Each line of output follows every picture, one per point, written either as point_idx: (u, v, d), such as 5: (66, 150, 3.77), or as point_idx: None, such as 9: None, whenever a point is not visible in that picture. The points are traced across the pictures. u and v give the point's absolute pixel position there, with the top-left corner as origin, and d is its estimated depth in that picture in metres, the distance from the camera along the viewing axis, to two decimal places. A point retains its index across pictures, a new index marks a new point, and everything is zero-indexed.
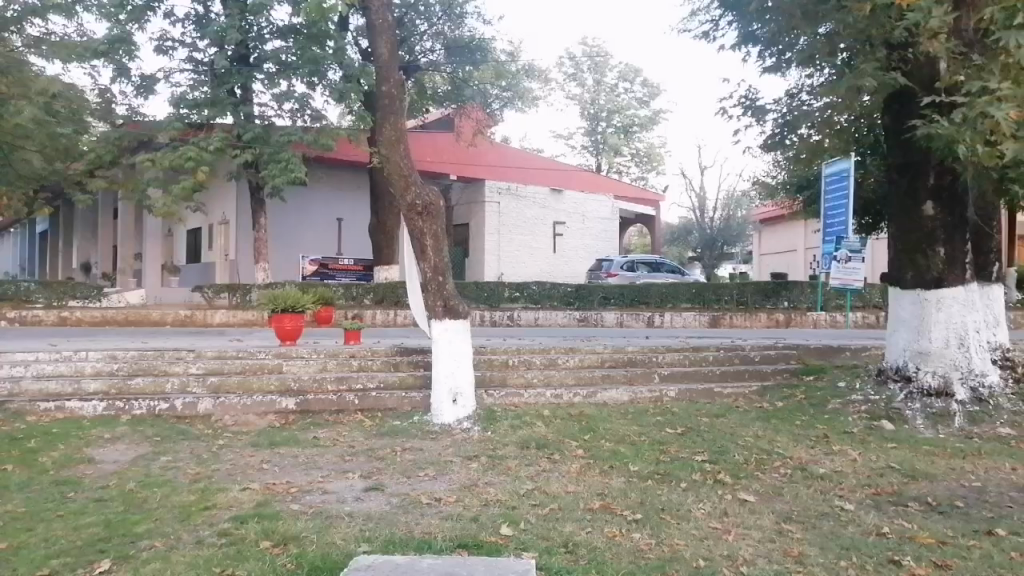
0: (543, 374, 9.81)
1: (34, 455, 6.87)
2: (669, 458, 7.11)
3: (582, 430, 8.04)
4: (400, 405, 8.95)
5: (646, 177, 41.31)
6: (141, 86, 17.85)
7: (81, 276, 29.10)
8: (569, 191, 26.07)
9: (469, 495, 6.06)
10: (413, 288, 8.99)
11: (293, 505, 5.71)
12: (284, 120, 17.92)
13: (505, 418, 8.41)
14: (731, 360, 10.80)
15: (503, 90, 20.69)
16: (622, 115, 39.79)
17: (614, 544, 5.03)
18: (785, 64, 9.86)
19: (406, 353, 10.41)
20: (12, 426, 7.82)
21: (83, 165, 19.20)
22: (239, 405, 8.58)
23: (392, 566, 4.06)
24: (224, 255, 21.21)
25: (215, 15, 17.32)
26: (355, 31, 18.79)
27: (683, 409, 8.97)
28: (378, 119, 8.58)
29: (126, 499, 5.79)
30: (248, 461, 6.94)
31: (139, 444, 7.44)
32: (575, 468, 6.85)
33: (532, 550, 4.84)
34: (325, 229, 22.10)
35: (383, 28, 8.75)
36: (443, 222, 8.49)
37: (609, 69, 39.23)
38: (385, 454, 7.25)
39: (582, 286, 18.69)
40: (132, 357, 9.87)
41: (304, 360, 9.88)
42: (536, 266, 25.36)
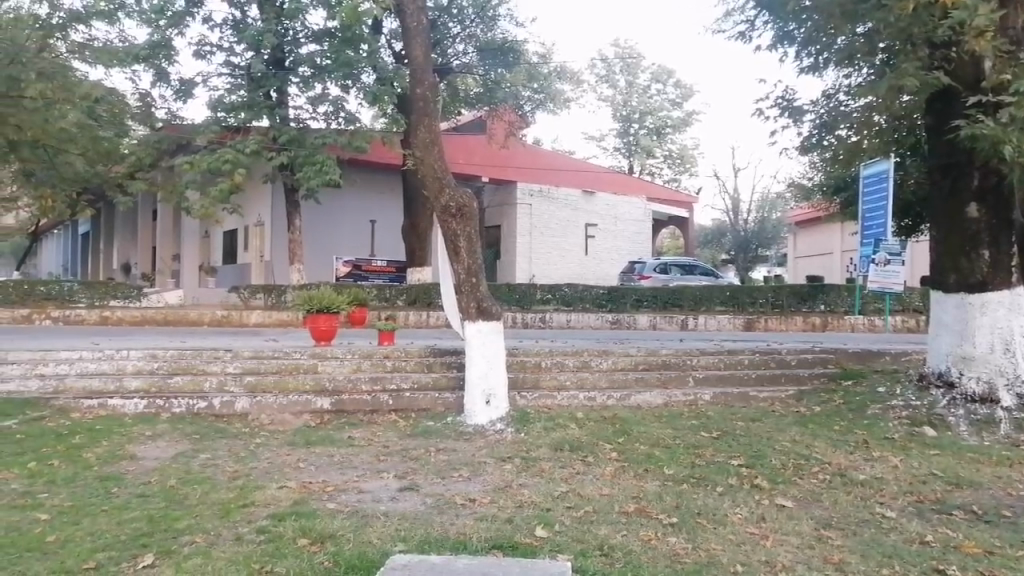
0: (577, 376, 9.79)
1: (79, 451, 7.04)
2: (705, 462, 7.06)
3: (617, 432, 8.01)
4: (433, 406, 9.00)
5: (678, 179, 41.01)
6: (180, 90, 18.18)
7: (122, 276, 29.78)
8: (602, 193, 25.98)
9: (503, 496, 6.07)
10: (447, 289, 9.01)
11: (329, 504, 5.77)
12: (318, 123, 18.12)
13: (539, 420, 8.41)
14: (766, 364, 10.68)
15: (535, 92, 20.66)
16: (655, 117, 39.53)
17: (649, 548, 5.00)
18: (823, 64, 9.67)
19: (440, 354, 10.45)
20: (57, 422, 8.01)
21: (124, 168, 19.63)
22: (275, 405, 8.70)
23: (428, 566, 4.08)
24: (258, 255, 21.51)
25: (251, 20, 17.56)
26: (388, 35, 18.97)
27: (718, 413, 8.89)
28: (413, 122, 8.64)
29: (167, 495, 5.90)
30: (284, 460, 7.03)
31: (179, 441, 7.57)
32: (609, 471, 6.83)
33: (566, 552, 4.83)
34: (358, 230, 22.29)
35: (417, 30, 8.80)
36: (477, 224, 8.49)
37: (641, 70, 39.01)
38: (420, 455, 7.28)
39: (615, 289, 18.65)
40: (171, 356, 10.04)
41: (339, 361, 9.98)
42: (567, 267, 25.32)
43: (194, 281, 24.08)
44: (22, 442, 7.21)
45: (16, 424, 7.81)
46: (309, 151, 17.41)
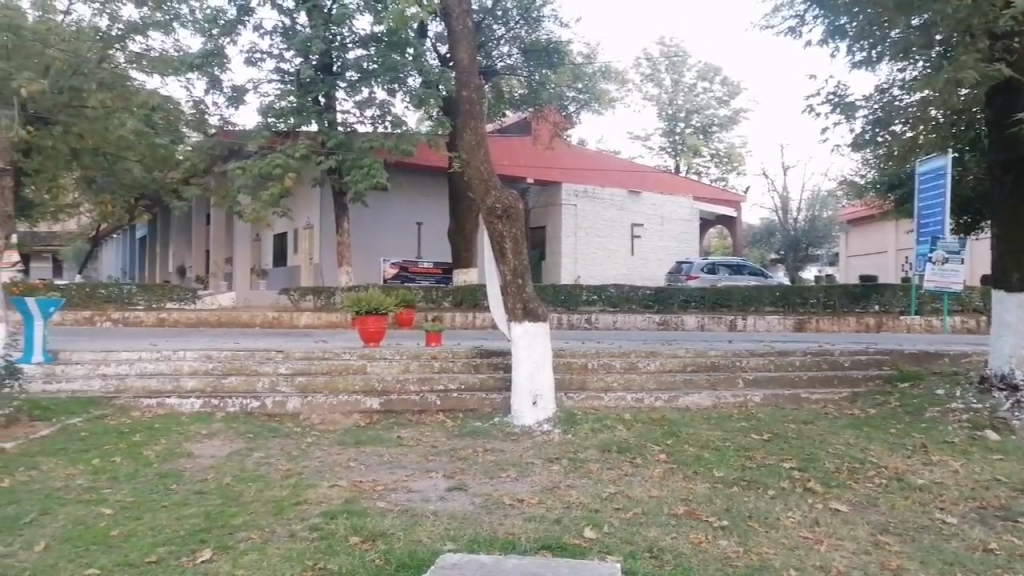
0: (624, 377, 9.74)
1: (140, 448, 7.27)
2: (756, 464, 6.96)
3: (665, 434, 7.94)
4: (481, 407, 9.06)
5: (726, 178, 40.43)
6: (232, 97, 18.63)
7: (177, 279, 30.60)
8: (648, 192, 25.76)
9: (551, 496, 6.08)
10: (493, 290, 9.04)
11: (379, 503, 5.85)
12: (366, 126, 18.36)
13: (586, 421, 8.39)
14: (819, 365, 10.48)
15: (581, 92, 20.63)
16: (701, 115, 39.02)
17: (700, 551, 4.95)
18: (877, 58, 9.38)
19: (486, 355, 10.52)
20: (118, 420, 8.28)
21: (179, 174, 20.21)
22: (326, 404, 8.86)
23: (479, 565, 4.12)
24: (308, 258, 21.90)
25: (300, 26, 17.87)
26: (433, 38, 19.16)
27: (769, 415, 8.75)
28: (458, 124, 8.70)
29: (223, 492, 6.05)
30: (335, 459, 7.15)
31: (233, 440, 7.75)
32: (658, 473, 6.78)
33: (616, 553, 4.82)
34: (404, 232, 22.52)
35: (463, 33, 8.86)
36: (523, 225, 8.51)
37: (687, 68, 38.55)
38: (467, 455, 7.34)
39: (662, 290, 18.47)
40: (226, 357, 10.29)
41: (387, 362, 10.12)
42: (613, 268, 25.19)
43: (246, 283, 24.62)
44: (87, 440, 7.49)
45: (81, 421, 8.10)
46: (357, 155, 17.69)
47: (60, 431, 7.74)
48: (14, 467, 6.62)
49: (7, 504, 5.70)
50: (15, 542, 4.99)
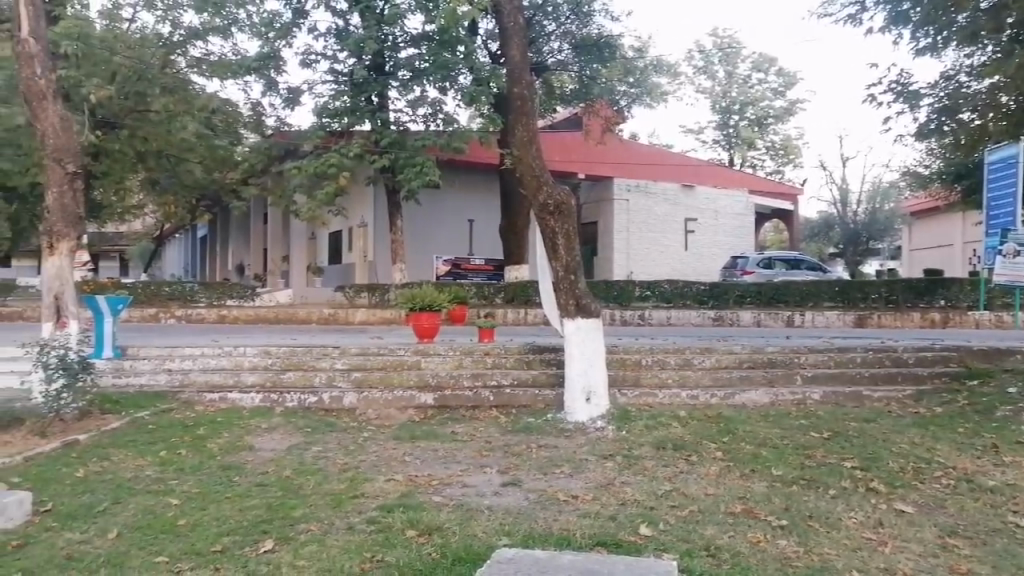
0: (678, 373, 9.63)
1: (204, 441, 7.49)
2: (816, 463, 6.81)
3: (720, 431, 7.83)
4: (534, 403, 9.06)
5: (782, 171, 39.56)
6: (288, 98, 19.00)
7: (237, 277, 31.42)
8: (702, 187, 25.38)
9: (606, 493, 6.06)
10: (545, 287, 9.03)
11: (434, 497, 5.91)
12: (418, 125, 18.53)
13: (640, 418, 8.33)
14: (881, 362, 10.19)
15: (631, 86, 20.36)
16: (756, 107, 38.20)
17: (758, 551, 4.86)
18: (943, 44, 9.03)
19: (539, 351, 10.53)
20: (182, 414, 8.54)
21: (237, 174, 20.71)
22: (381, 400, 8.98)
23: (533, 560, 4.13)
24: (362, 255, 22.24)
25: (353, 27, 18.10)
26: (484, 36, 19.23)
27: (828, 413, 8.53)
28: (510, 121, 8.70)
29: (283, 485, 6.20)
30: (391, 453, 7.25)
31: (292, 434, 7.92)
32: (713, 471, 6.68)
33: (672, 552, 4.77)
34: (456, 229, 22.67)
35: (514, 30, 8.85)
36: (576, 221, 8.48)
37: (741, 59, 37.81)
38: (521, 451, 7.34)
39: (717, 285, 18.18)
40: (284, 353, 10.52)
41: (441, 358, 10.22)
42: (666, 263, 24.91)
43: (303, 281, 25.14)
44: (155, 432, 7.75)
45: (148, 414, 8.40)
46: (409, 153, 17.87)
47: (130, 424, 8.04)
48: (87, 458, 6.90)
49: (82, 493, 5.95)
50: (90, 529, 5.20)
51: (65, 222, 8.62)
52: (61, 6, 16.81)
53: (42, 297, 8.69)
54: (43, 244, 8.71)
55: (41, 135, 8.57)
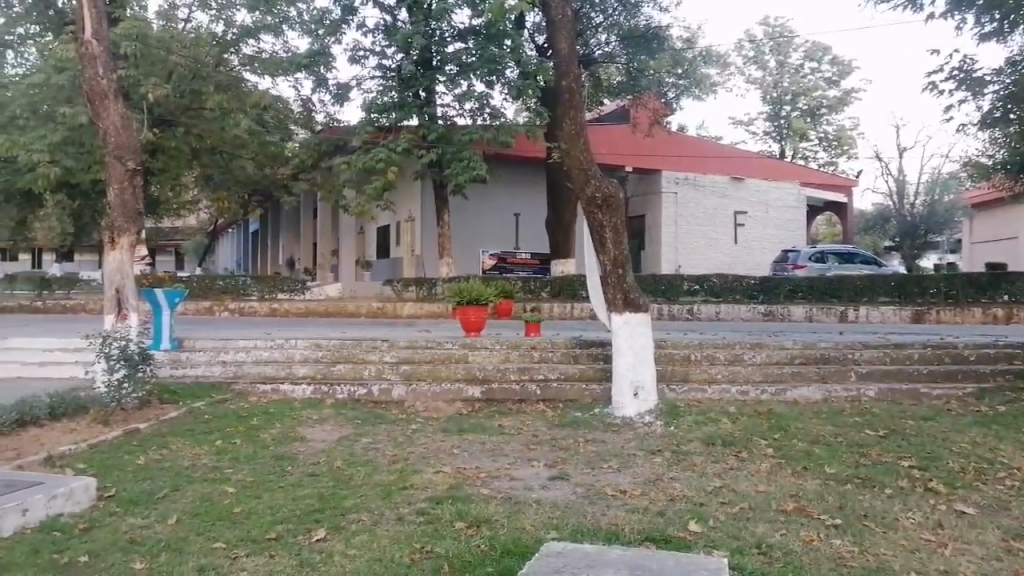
0: (728, 369, 9.50)
1: (258, 432, 7.67)
2: (872, 462, 6.64)
3: (771, 428, 7.71)
4: (581, 397, 9.05)
5: (835, 163, 38.59)
6: (337, 95, 19.26)
7: (287, 271, 32.02)
8: (752, 179, 24.93)
9: (654, 489, 6.01)
10: (593, 280, 8.98)
11: (483, 489, 5.94)
12: (465, 119, 18.58)
13: (689, 414, 8.25)
14: (939, 358, 9.90)
15: (680, 78, 20.05)
16: (809, 97, 37.33)
17: (811, 550, 4.77)
18: (1009, 29, 8.76)
19: (586, 345, 10.49)
20: (235, 404, 8.75)
21: (287, 169, 21.08)
22: (429, 393, 9.09)
23: (582, 555, 4.11)
24: (410, 249, 22.45)
25: (401, 23, 18.22)
26: (531, 29, 19.22)
27: (884, 411, 8.31)
28: (559, 114, 8.65)
29: (334, 475, 6.32)
30: (440, 446, 7.31)
31: (342, 426, 8.06)
32: (765, 468, 6.57)
33: (723, 548, 4.71)
34: (503, 223, 22.72)
35: (563, 23, 8.79)
36: (624, 214, 8.40)
37: (793, 48, 36.97)
38: (569, 445, 7.33)
39: (768, 279, 17.82)
40: (334, 345, 10.71)
41: (488, 352, 10.29)
42: (715, 257, 24.56)
43: (351, 275, 25.49)
44: (210, 423, 7.96)
45: (204, 405, 8.63)
46: (456, 148, 17.99)
47: (187, 414, 8.27)
48: (147, 446, 7.12)
49: (144, 480, 6.15)
50: (151, 515, 5.37)
51: (125, 217, 8.92)
52: (121, 8, 17.35)
53: (103, 289, 8.91)
54: (104, 238, 8.97)
55: (102, 133, 8.86)
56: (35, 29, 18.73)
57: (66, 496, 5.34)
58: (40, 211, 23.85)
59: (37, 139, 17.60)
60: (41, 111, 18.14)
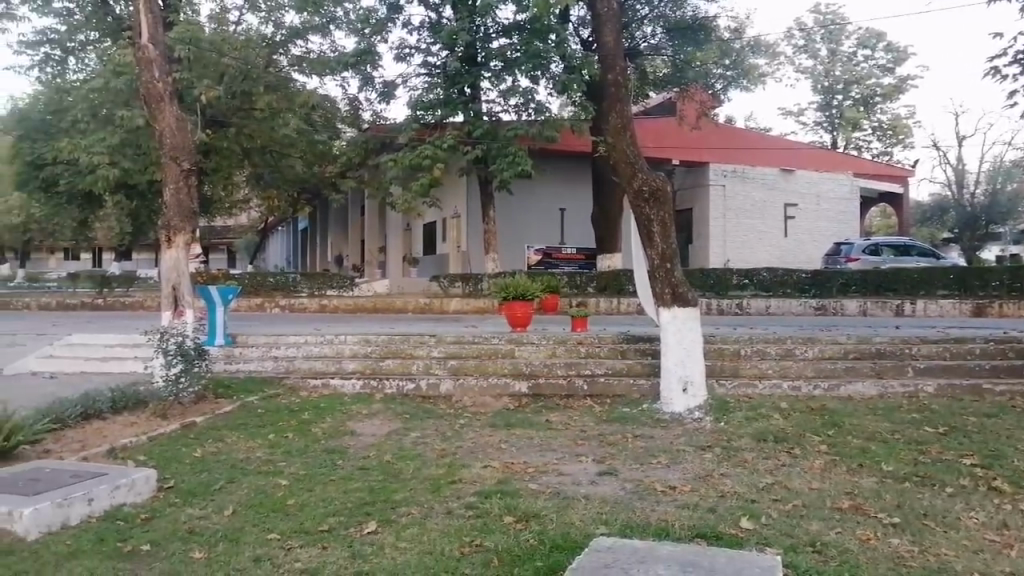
0: (780, 364, 9.33)
1: (309, 426, 7.81)
2: (931, 460, 6.46)
3: (825, 424, 7.55)
4: (629, 393, 9.01)
5: (890, 152, 37.52)
6: (383, 92, 19.44)
7: (336, 268, 32.52)
8: (803, 170, 24.39)
9: (705, 485, 5.94)
10: (640, 275, 8.90)
11: (531, 484, 5.95)
12: (510, 115, 18.59)
13: (739, 410, 8.14)
14: (1003, 353, 9.54)
15: (727, 69, 19.84)
16: (862, 86, 36.32)
17: (868, 549, 4.67)
18: None
19: (633, 341, 10.41)
20: (287, 399, 8.92)
21: (335, 167, 21.38)
22: (476, 388, 9.12)
23: (632, 550, 4.09)
24: (456, 245, 22.58)
25: (446, 20, 18.31)
26: (576, 22, 19.14)
27: (944, 407, 8.07)
28: (604, 107, 8.55)
29: (384, 468, 6.40)
30: (487, 441, 7.34)
31: (391, 420, 8.15)
32: (818, 465, 6.44)
33: (776, 546, 4.63)
34: (548, 218, 22.68)
35: (607, 15, 8.69)
36: (671, 207, 8.30)
37: (845, 36, 36.02)
38: (616, 441, 7.29)
39: (820, 273, 17.43)
40: (383, 340, 10.84)
41: (534, 347, 10.30)
42: (765, 250, 24.12)
43: (398, 271, 25.76)
44: (263, 416, 8.14)
45: (257, 399, 8.82)
46: (501, 144, 18.02)
47: (240, 408, 8.47)
48: (204, 440, 7.30)
49: (201, 472, 6.32)
50: (208, 506, 5.52)
51: (181, 217, 9.16)
52: (175, 12, 17.82)
53: (160, 287, 9.14)
54: (161, 238, 9.24)
55: (158, 135, 9.11)
56: (95, 35, 19.33)
57: (129, 487, 5.51)
58: (101, 212, 24.66)
59: (96, 142, 18.18)
60: (100, 115, 18.75)
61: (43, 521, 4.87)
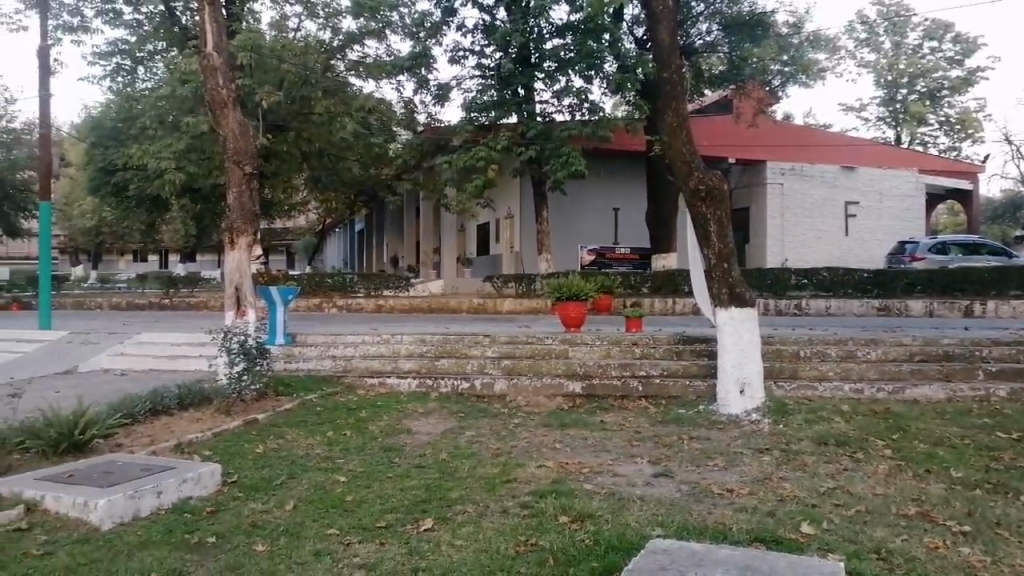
0: (841, 366, 9.10)
1: (367, 424, 7.95)
2: (1003, 466, 6.24)
3: (890, 428, 7.35)
4: (684, 393, 8.93)
5: (959, 147, 36.23)
6: (438, 95, 19.65)
7: (392, 268, 32.96)
8: (865, 168, 23.68)
9: (763, 488, 5.85)
10: (696, 275, 8.78)
11: (586, 484, 5.95)
12: (564, 115, 18.57)
13: (798, 413, 7.98)
14: None
15: (785, 65, 19.31)
16: (928, 79, 35.06)
17: (936, 557, 4.52)
18: None
19: (689, 341, 10.31)
20: (345, 397, 9.10)
21: (391, 169, 21.69)
22: (530, 387, 9.14)
23: (689, 552, 4.05)
24: (509, 246, 22.67)
25: (500, 22, 18.40)
26: (630, 21, 19.01)
27: (1018, 412, 7.77)
28: (660, 105, 8.47)
29: (440, 467, 6.46)
30: (542, 440, 7.37)
31: (447, 418, 8.25)
32: (883, 469, 6.27)
33: (839, 552, 4.52)
34: (602, 217, 22.57)
35: (664, 13, 8.61)
36: (729, 207, 8.18)
37: (911, 28, 34.86)
38: (672, 442, 7.23)
39: (883, 273, 16.96)
40: (438, 339, 10.97)
41: (589, 347, 10.29)
42: (825, 250, 23.56)
43: (453, 271, 25.98)
44: (322, 414, 8.31)
45: (316, 397, 9.02)
46: (555, 144, 17.99)
47: (300, 406, 8.66)
48: (265, 436, 7.50)
49: (262, 468, 6.48)
50: (271, 500, 5.67)
51: (243, 219, 9.42)
52: (238, 21, 18.36)
53: (224, 287, 9.41)
54: (225, 240, 9.51)
55: (222, 139, 9.39)
56: (162, 45, 19.94)
57: (196, 481, 5.71)
58: (168, 215, 25.52)
59: (163, 148, 18.83)
60: (167, 121, 19.42)
61: (116, 513, 5.08)
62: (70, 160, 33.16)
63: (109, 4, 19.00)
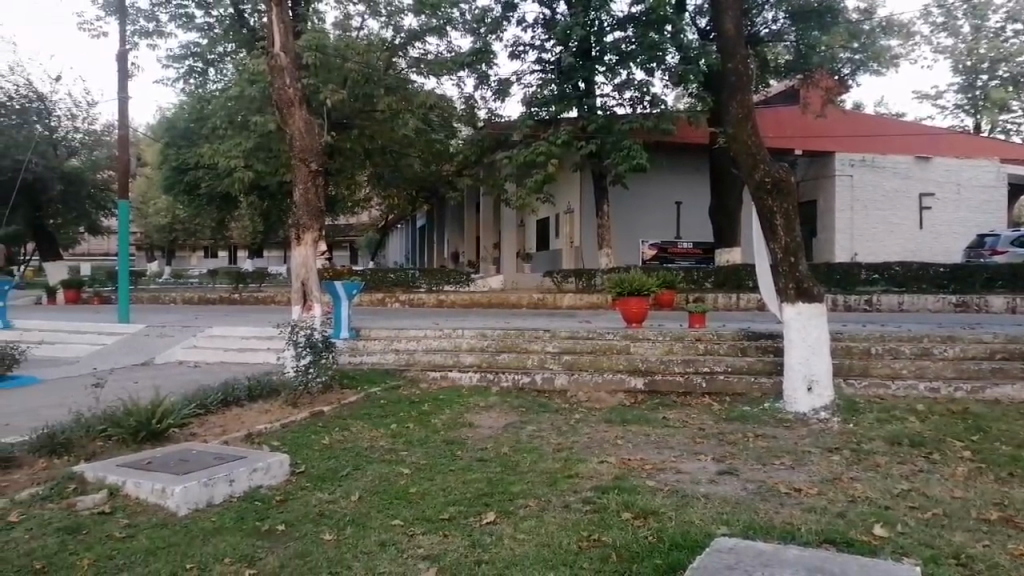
0: (916, 364, 8.78)
1: (429, 417, 8.04)
2: None
3: (970, 429, 7.05)
4: (750, 391, 8.75)
5: None
6: (498, 90, 19.69)
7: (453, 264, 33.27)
8: (941, 158, 22.73)
9: (833, 488, 5.69)
10: (763, 270, 8.57)
11: (648, 481, 5.89)
12: (625, 109, 18.41)
13: (870, 412, 7.73)
14: None
15: (855, 53, 18.71)
16: (1011, 63, 33.25)
17: (1021, 564, 4.31)
18: None
19: (755, 337, 10.09)
20: (408, 391, 9.22)
21: (451, 165, 21.86)
22: (591, 383, 9.10)
23: (756, 552, 3.97)
24: (569, 241, 22.59)
25: (560, 16, 18.32)
26: (692, 12, 18.62)
27: None
28: (724, 97, 8.27)
29: (503, 461, 6.48)
30: (604, 436, 7.32)
31: (508, 413, 8.27)
32: (961, 472, 6.01)
33: (914, 556, 4.37)
34: (664, 211, 22.28)
35: (729, 2, 8.42)
36: (796, 199, 7.95)
37: (993, 10, 33.05)
38: (737, 440, 7.10)
39: (961, 267, 16.29)
40: (500, 335, 11.01)
41: (651, 343, 10.18)
42: (898, 243, 22.76)
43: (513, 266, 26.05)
44: (386, 407, 8.44)
45: (381, 391, 9.16)
46: (617, 138, 17.81)
47: (365, 399, 8.82)
48: (331, 428, 7.66)
49: (328, 459, 6.61)
50: (337, 491, 5.79)
51: (309, 215, 9.63)
52: (303, 21, 18.77)
53: (290, 283, 9.65)
54: (291, 236, 9.75)
55: (289, 137, 9.61)
56: (232, 46, 20.44)
57: (265, 471, 5.86)
58: (237, 212, 26.29)
59: (233, 147, 19.41)
60: (236, 120, 19.97)
61: (191, 499, 5.26)
62: (146, 160, 34.40)
63: (182, 8, 19.64)
